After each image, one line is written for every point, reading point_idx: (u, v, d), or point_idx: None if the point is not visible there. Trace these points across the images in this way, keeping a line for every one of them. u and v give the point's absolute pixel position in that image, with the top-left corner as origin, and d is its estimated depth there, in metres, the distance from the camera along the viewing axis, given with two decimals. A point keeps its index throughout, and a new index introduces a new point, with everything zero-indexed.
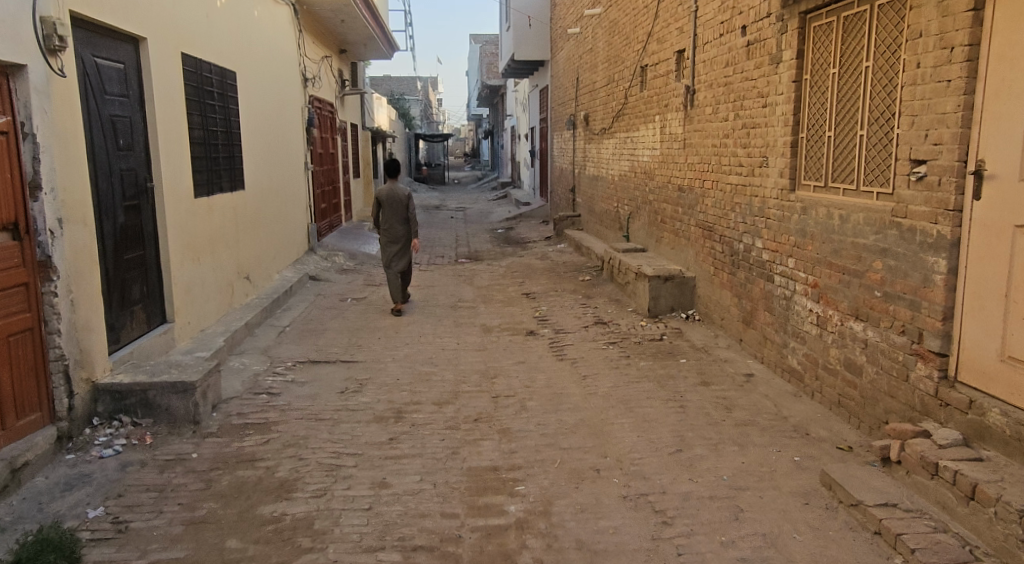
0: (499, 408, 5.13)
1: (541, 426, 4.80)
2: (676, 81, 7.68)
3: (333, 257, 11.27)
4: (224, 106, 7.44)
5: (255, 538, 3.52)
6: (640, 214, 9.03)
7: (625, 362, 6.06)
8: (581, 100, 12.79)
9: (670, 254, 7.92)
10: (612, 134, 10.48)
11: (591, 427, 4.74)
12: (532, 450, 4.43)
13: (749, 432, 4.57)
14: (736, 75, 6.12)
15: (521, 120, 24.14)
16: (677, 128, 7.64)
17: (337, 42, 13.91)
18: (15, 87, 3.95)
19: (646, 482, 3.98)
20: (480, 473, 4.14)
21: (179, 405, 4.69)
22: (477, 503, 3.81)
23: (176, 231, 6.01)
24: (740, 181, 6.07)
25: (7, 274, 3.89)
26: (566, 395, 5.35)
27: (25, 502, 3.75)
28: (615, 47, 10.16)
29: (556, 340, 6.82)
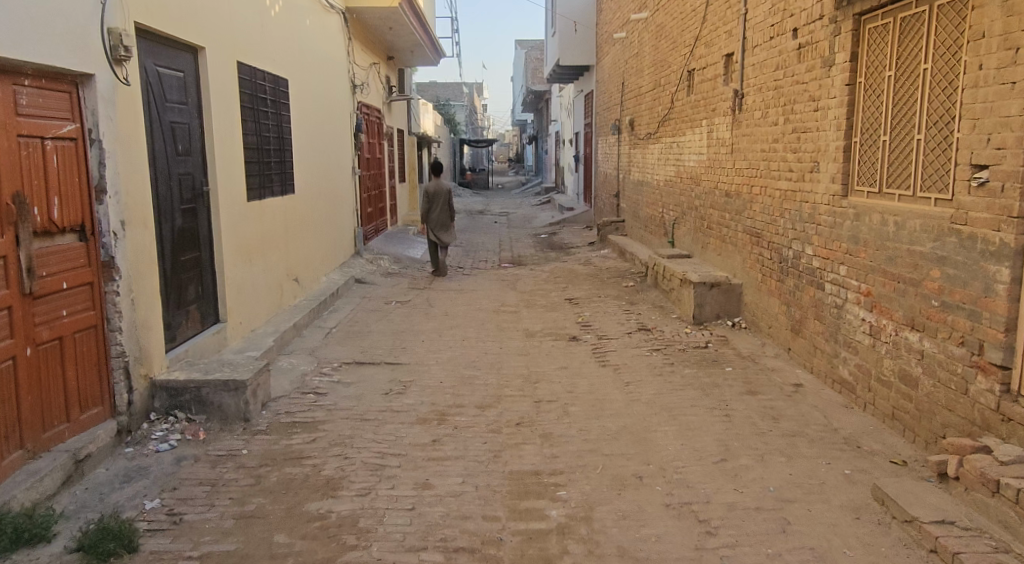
0: (541, 413, 5.16)
1: (583, 431, 4.81)
2: (724, 85, 7.64)
3: (379, 261, 11.42)
4: (277, 113, 7.63)
5: (302, 534, 3.60)
6: (686, 220, 8.98)
7: (669, 370, 6.04)
8: (626, 104, 12.74)
9: (716, 260, 7.87)
10: (657, 139, 10.44)
11: (633, 434, 4.74)
12: (575, 455, 4.45)
13: (797, 443, 4.52)
14: (787, 79, 6.07)
15: (565, 125, 24.13)
16: (724, 132, 7.60)
17: (385, 50, 14.15)
18: (84, 95, 4.12)
19: (690, 491, 3.97)
20: (521, 477, 4.17)
21: (231, 402, 4.83)
22: (519, 507, 3.84)
23: (230, 233, 6.19)
24: (790, 186, 6.01)
25: (74, 274, 4.06)
26: (609, 402, 5.35)
27: (87, 491, 3.89)
28: (662, 51, 10.14)
29: (599, 346, 6.83)
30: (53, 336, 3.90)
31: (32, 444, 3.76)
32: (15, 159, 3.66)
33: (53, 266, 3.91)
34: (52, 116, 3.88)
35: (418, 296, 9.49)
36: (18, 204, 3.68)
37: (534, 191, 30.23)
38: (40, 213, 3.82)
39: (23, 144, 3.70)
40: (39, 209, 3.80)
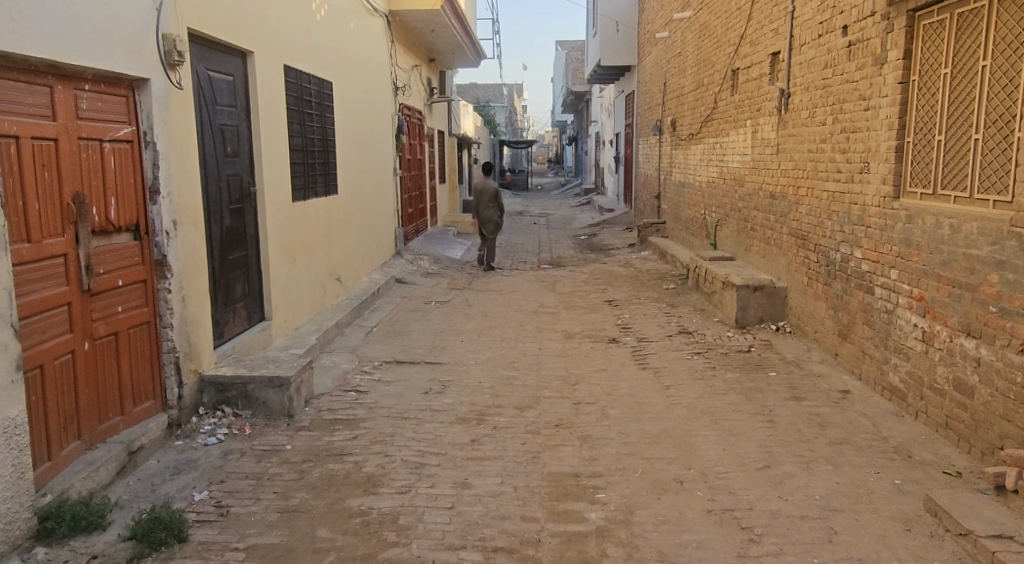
0: (580, 415, 5.17)
1: (623, 434, 4.81)
2: (769, 84, 7.56)
3: (418, 261, 11.53)
4: (322, 115, 7.76)
5: (344, 529, 3.67)
6: (729, 221, 8.90)
7: (710, 374, 6.00)
8: (668, 105, 12.66)
9: (760, 263, 7.79)
10: (700, 140, 10.36)
11: (674, 438, 4.73)
12: (614, 458, 4.45)
13: (844, 451, 4.46)
14: (836, 78, 5.99)
15: (606, 126, 24.05)
16: (769, 132, 7.52)
17: (427, 52, 14.27)
18: (140, 99, 4.26)
19: (732, 497, 3.95)
20: (560, 479, 4.19)
21: (276, 398, 4.93)
22: (558, 509, 3.86)
23: (276, 233, 6.32)
24: (838, 188, 5.94)
25: (129, 271, 4.19)
26: (649, 405, 5.34)
27: (139, 482, 4.02)
28: (705, 50, 10.06)
29: (639, 349, 6.82)
30: (109, 331, 4.04)
31: (89, 436, 3.90)
32: (76, 161, 3.79)
33: (110, 264, 4.04)
34: (110, 119, 4.02)
35: (457, 296, 9.57)
36: (78, 203, 3.81)
37: (573, 192, 30.17)
38: (98, 212, 3.95)
39: (83, 146, 3.83)
40: (97, 209, 3.94)
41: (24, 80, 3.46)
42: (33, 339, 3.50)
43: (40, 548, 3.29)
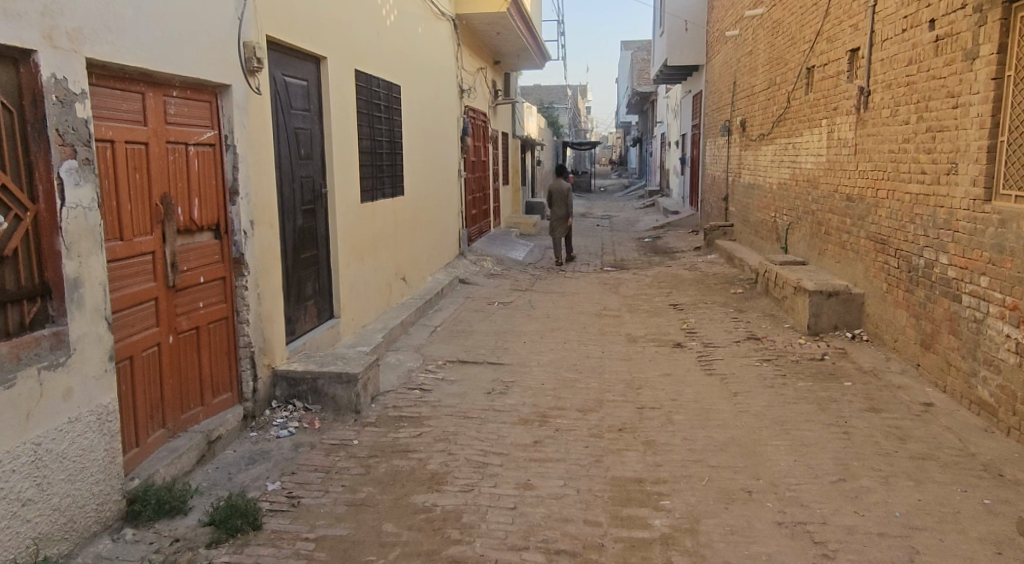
0: (644, 420, 5.16)
1: (688, 441, 4.79)
2: (847, 83, 7.38)
3: (481, 262, 11.65)
4: (391, 117, 7.93)
5: (409, 525, 3.76)
6: (801, 224, 8.73)
7: (780, 382, 5.89)
8: (737, 105, 12.47)
9: (835, 267, 7.62)
10: (771, 140, 10.17)
11: (742, 447, 4.67)
12: (679, 465, 4.43)
13: (927, 466, 4.33)
14: (921, 74, 5.82)
15: (672, 127, 23.80)
16: (847, 132, 7.35)
17: (492, 54, 14.40)
18: (222, 104, 4.45)
19: (804, 510, 3.88)
20: (624, 484, 4.19)
21: (344, 394, 5.06)
22: (621, 514, 3.87)
23: (346, 233, 6.50)
24: (922, 190, 5.77)
25: (209, 268, 4.38)
26: (716, 412, 5.29)
27: (217, 470, 4.20)
28: (778, 48, 9.88)
29: (705, 354, 6.75)
30: (191, 325, 4.23)
31: (172, 424, 4.09)
32: (164, 163, 3.99)
33: (193, 261, 4.23)
34: (195, 124, 4.22)
35: (520, 297, 9.63)
36: (165, 204, 4.01)
37: (638, 194, 29.93)
38: (183, 212, 4.15)
39: (170, 150, 4.03)
40: (182, 208, 4.13)
41: (118, 87, 3.66)
42: (124, 332, 3.70)
43: (128, 530, 3.48)
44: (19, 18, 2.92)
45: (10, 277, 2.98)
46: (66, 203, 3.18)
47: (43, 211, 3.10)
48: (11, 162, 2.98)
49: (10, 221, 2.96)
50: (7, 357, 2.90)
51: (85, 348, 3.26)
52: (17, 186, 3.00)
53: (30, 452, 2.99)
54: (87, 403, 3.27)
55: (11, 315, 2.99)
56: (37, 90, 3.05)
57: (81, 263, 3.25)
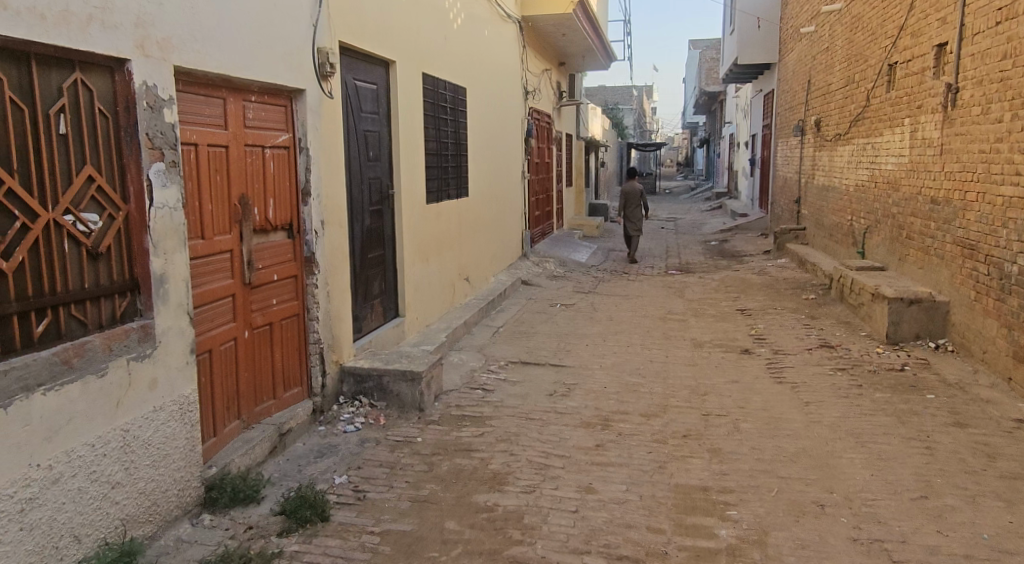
0: (710, 427, 5.11)
1: (756, 450, 4.71)
2: (933, 79, 7.14)
3: (545, 264, 11.68)
4: (456, 119, 8.04)
5: (471, 523, 3.81)
6: (881, 228, 8.48)
7: (856, 393, 5.73)
8: (812, 104, 12.19)
9: (917, 274, 7.39)
10: (848, 141, 9.89)
11: (813, 458, 4.58)
12: (747, 475, 4.37)
13: (1017, 487, 4.16)
14: (1016, 70, 5.59)
15: (741, 127, 23.40)
16: (932, 132, 7.11)
17: (558, 56, 14.42)
18: (296, 108, 4.60)
19: (882, 527, 3.77)
20: (689, 492, 4.16)
21: (409, 392, 5.16)
22: (685, 522, 3.84)
23: (411, 234, 6.62)
24: (1016, 192, 5.55)
25: (282, 267, 4.54)
26: (787, 421, 5.19)
27: (288, 462, 4.34)
28: (857, 44, 9.62)
29: (774, 361, 6.63)
30: (265, 321, 4.39)
31: (247, 416, 4.26)
32: (242, 165, 4.15)
33: (267, 260, 4.39)
34: (271, 127, 4.38)
35: (582, 300, 9.62)
36: (243, 204, 4.17)
37: (706, 195, 29.52)
38: (259, 212, 4.31)
39: (249, 152, 4.20)
40: (258, 209, 4.29)
41: (201, 92, 3.83)
42: (204, 327, 3.87)
43: (206, 515, 3.63)
44: (114, 29, 3.09)
45: (103, 273, 3.15)
46: (155, 203, 3.35)
47: (134, 211, 3.26)
48: (106, 164, 3.15)
49: (103, 220, 3.13)
50: (100, 347, 3.07)
51: (168, 340, 3.42)
52: (111, 186, 3.17)
53: (119, 437, 3.15)
54: (170, 394, 3.43)
55: (104, 309, 3.15)
56: (129, 97, 3.22)
57: (167, 260, 3.41)
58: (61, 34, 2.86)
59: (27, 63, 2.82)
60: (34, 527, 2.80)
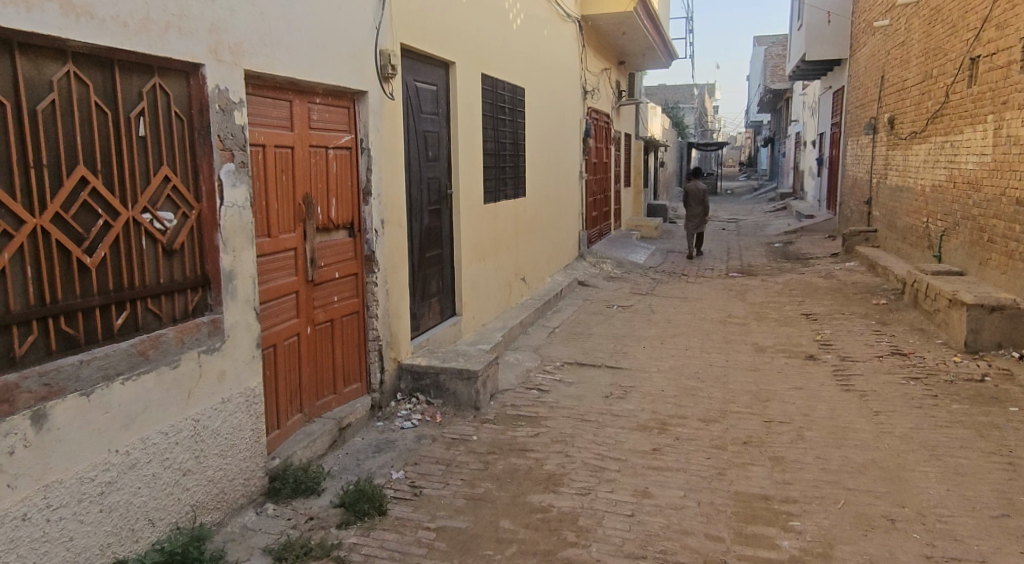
0: (772, 434, 5.02)
1: (821, 460, 4.61)
2: (1021, 74, 6.85)
3: (601, 265, 11.63)
4: (515, 119, 8.09)
5: (525, 523, 3.84)
6: (959, 231, 8.20)
7: (931, 403, 5.56)
8: (885, 101, 11.84)
9: (999, 279, 7.12)
10: (925, 139, 9.58)
11: (883, 470, 4.46)
12: (811, 485, 4.28)
13: None
14: None
15: (809, 125, 22.86)
16: (1018, 129, 6.83)
17: (617, 55, 14.33)
18: (358, 110, 4.69)
19: (957, 545, 3.64)
20: (749, 501, 4.09)
21: (465, 390, 5.22)
22: (745, 531, 3.78)
23: (469, 233, 6.68)
24: None
25: (343, 265, 4.64)
26: (855, 431, 5.07)
27: (347, 456, 4.44)
28: (936, 38, 9.30)
29: (841, 368, 6.47)
30: (327, 318, 4.50)
31: (308, 410, 4.37)
32: (306, 166, 4.26)
33: (329, 258, 4.50)
34: (335, 129, 4.49)
35: (640, 301, 9.55)
36: (307, 204, 4.28)
37: (769, 195, 28.94)
38: (322, 211, 4.41)
39: (313, 153, 4.31)
40: (321, 208, 4.40)
41: (269, 95, 3.95)
42: (269, 321, 3.99)
43: (270, 505, 3.75)
44: (190, 35, 3.22)
45: (177, 268, 3.28)
46: (225, 202, 3.47)
47: (206, 210, 3.39)
48: (180, 165, 3.28)
49: (178, 219, 3.26)
50: (173, 340, 3.20)
51: (236, 335, 3.54)
52: (185, 186, 3.30)
53: (190, 427, 3.28)
54: (237, 386, 3.55)
55: (177, 303, 3.28)
56: (203, 100, 3.34)
57: (235, 257, 3.53)
58: (141, 41, 2.99)
59: (111, 69, 2.95)
60: (113, 510, 2.94)
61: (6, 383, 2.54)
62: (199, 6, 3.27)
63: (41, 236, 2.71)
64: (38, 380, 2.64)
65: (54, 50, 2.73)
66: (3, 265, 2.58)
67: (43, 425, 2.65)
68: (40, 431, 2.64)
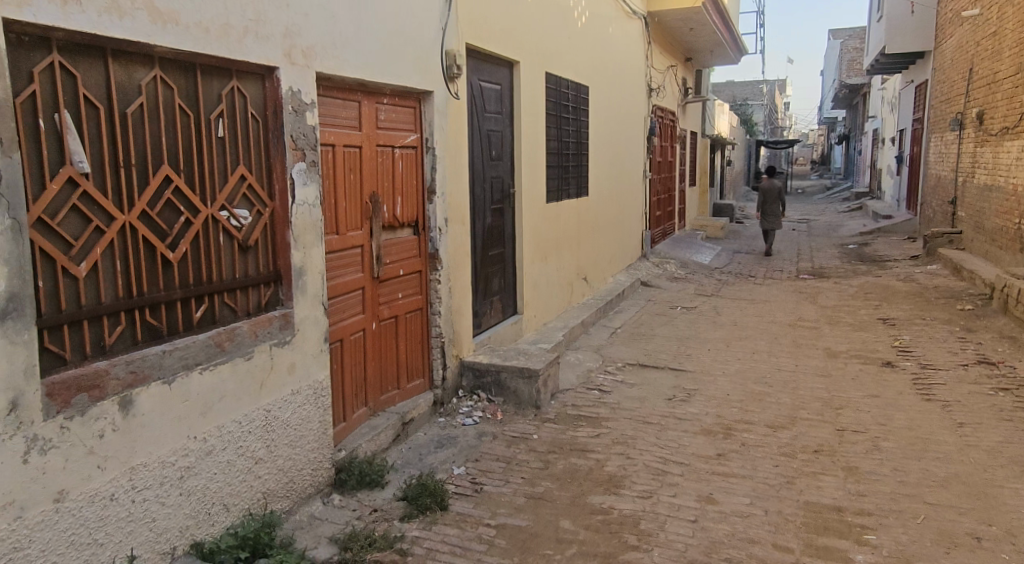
0: (845, 444, 4.89)
1: (899, 472, 4.46)
2: None
3: (664, 265, 11.51)
4: (578, 118, 8.07)
5: (586, 524, 3.83)
6: None
7: (1021, 416, 5.32)
8: (974, 95, 11.36)
9: None
10: (1018, 135, 9.16)
11: (967, 485, 4.29)
12: (888, 498, 4.15)
13: None
14: None
15: (888, 122, 22.10)
16: None
17: (684, 51, 14.14)
18: (424, 110, 4.76)
19: None
20: (821, 511, 3.99)
21: (526, 389, 5.23)
22: (816, 543, 3.69)
23: (531, 233, 6.70)
24: None
25: (407, 263, 4.72)
26: (936, 443, 4.88)
27: (409, 450, 4.51)
28: None
29: (922, 377, 6.25)
30: (392, 314, 4.58)
31: (373, 404, 4.46)
32: (373, 165, 4.35)
33: (394, 256, 4.57)
34: (401, 128, 4.57)
35: (705, 303, 9.42)
36: (374, 202, 4.37)
37: (843, 195, 28.12)
38: (388, 210, 4.49)
39: (380, 152, 4.39)
40: (387, 207, 4.49)
41: (339, 96, 4.04)
42: (337, 317, 4.08)
43: (336, 495, 3.85)
44: (266, 39, 3.32)
45: (251, 264, 3.39)
46: (296, 200, 3.56)
47: (279, 208, 3.50)
48: (255, 164, 3.39)
49: (253, 216, 3.38)
50: (248, 333, 3.30)
51: (305, 329, 3.64)
52: (259, 185, 3.41)
53: (262, 417, 3.39)
54: (306, 379, 3.65)
55: (251, 298, 3.40)
56: (277, 102, 3.45)
57: (306, 254, 3.63)
58: (222, 45, 3.10)
59: (193, 72, 3.07)
60: (191, 494, 3.06)
61: (97, 370, 2.67)
62: (275, 11, 3.37)
63: (129, 232, 2.83)
64: (125, 367, 2.77)
65: (142, 55, 2.86)
66: (95, 259, 2.71)
67: (129, 411, 2.78)
68: (127, 416, 2.77)
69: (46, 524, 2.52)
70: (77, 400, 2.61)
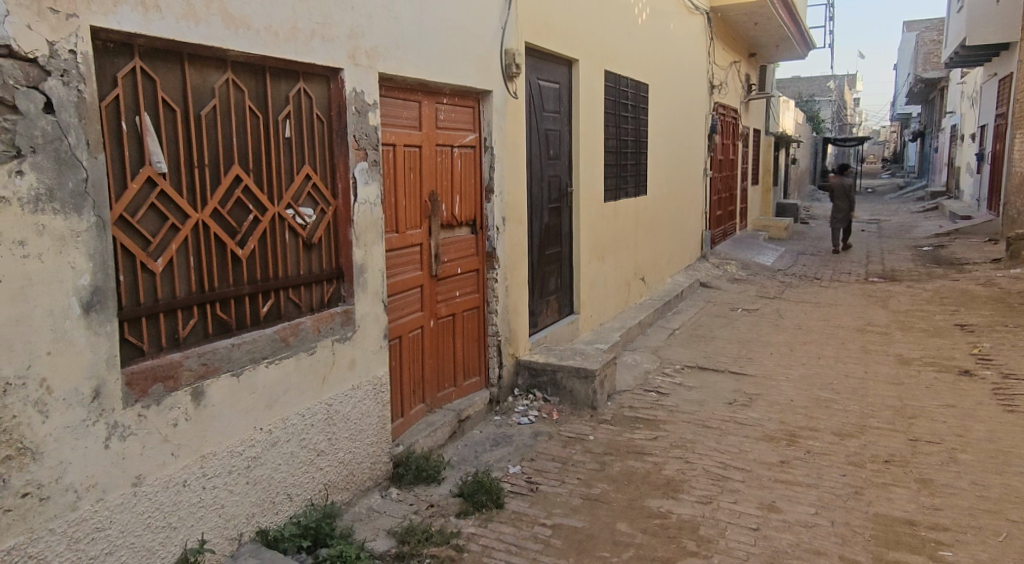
0: (918, 455, 4.73)
1: (977, 486, 4.30)
2: None
3: (725, 266, 11.33)
4: (638, 117, 8.00)
5: (643, 528, 3.80)
6: None
7: None
8: None
9: None
10: None
11: None
12: (964, 513, 4.00)
13: None
14: None
15: (967, 118, 21.26)
16: None
17: (748, 47, 13.87)
18: (483, 109, 4.79)
19: None
20: (891, 524, 3.87)
21: (582, 389, 5.22)
22: (886, 557, 3.58)
23: (588, 232, 6.68)
24: None
25: (465, 261, 4.76)
26: (1018, 457, 4.68)
27: (466, 447, 4.55)
28: None
29: (1003, 386, 6.00)
30: (449, 312, 4.63)
31: (430, 401, 4.51)
32: (433, 164, 4.40)
33: (452, 254, 4.61)
34: (460, 128, 4.61)
35: (767, 305, 9.24)
36: (433, 201, 4.42)
37: (917, 195, 27.19)
38: (447, 209, 4.54)
39: (439, 152, 4.44)
40: (446, 206, 4.53)
41: (401, 96, 4.09)
42: (395, 314, 4.14)
43: (394, 489, 3.91)
44: (332, 41, 3.40)
45: (314, 261, 3.47)
46: (359, 199, 3.63)
47: (341, 206, 3.57)
48: (319, 163, 3.47)
49: (317, 214, 3.45)
50: (312, 329, 3.38)
51: (366, 326, 3.70)
52: (323, 184, 3.49)
53: (324, 410, 3.46)
54: (366, 374, 3.72)
55: (314, 294, 3.48)
56: (341, 102, 3.51)
57: (367, 252, 3.69)
58: (290, 48, 3.18)
59: (263, 75, 3.16)
60: (258, 483, 3.14)
61: (172, 361, 2.77)
62: (341, 14, 3.44)
63: (202, 229, 2.93)
64: (197, 359, 2.86)
65: (216, 59, 2.95)
66: (170, 255, 2.81)
67: (200, 401, 2.88)
68: (199, 407, 2.87)
69: (125, 507, 2.63)
70: (154, 390, 2.71)
